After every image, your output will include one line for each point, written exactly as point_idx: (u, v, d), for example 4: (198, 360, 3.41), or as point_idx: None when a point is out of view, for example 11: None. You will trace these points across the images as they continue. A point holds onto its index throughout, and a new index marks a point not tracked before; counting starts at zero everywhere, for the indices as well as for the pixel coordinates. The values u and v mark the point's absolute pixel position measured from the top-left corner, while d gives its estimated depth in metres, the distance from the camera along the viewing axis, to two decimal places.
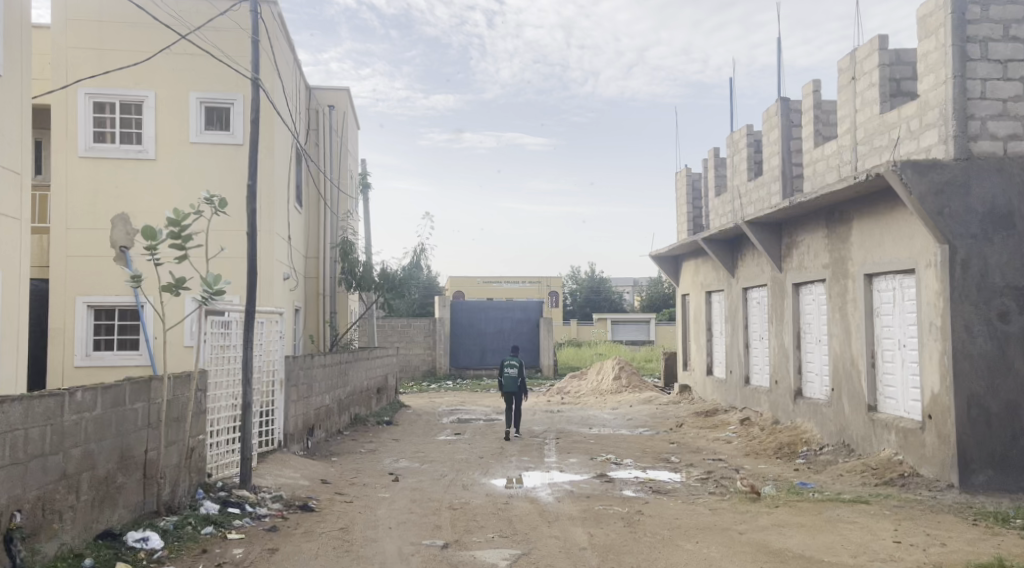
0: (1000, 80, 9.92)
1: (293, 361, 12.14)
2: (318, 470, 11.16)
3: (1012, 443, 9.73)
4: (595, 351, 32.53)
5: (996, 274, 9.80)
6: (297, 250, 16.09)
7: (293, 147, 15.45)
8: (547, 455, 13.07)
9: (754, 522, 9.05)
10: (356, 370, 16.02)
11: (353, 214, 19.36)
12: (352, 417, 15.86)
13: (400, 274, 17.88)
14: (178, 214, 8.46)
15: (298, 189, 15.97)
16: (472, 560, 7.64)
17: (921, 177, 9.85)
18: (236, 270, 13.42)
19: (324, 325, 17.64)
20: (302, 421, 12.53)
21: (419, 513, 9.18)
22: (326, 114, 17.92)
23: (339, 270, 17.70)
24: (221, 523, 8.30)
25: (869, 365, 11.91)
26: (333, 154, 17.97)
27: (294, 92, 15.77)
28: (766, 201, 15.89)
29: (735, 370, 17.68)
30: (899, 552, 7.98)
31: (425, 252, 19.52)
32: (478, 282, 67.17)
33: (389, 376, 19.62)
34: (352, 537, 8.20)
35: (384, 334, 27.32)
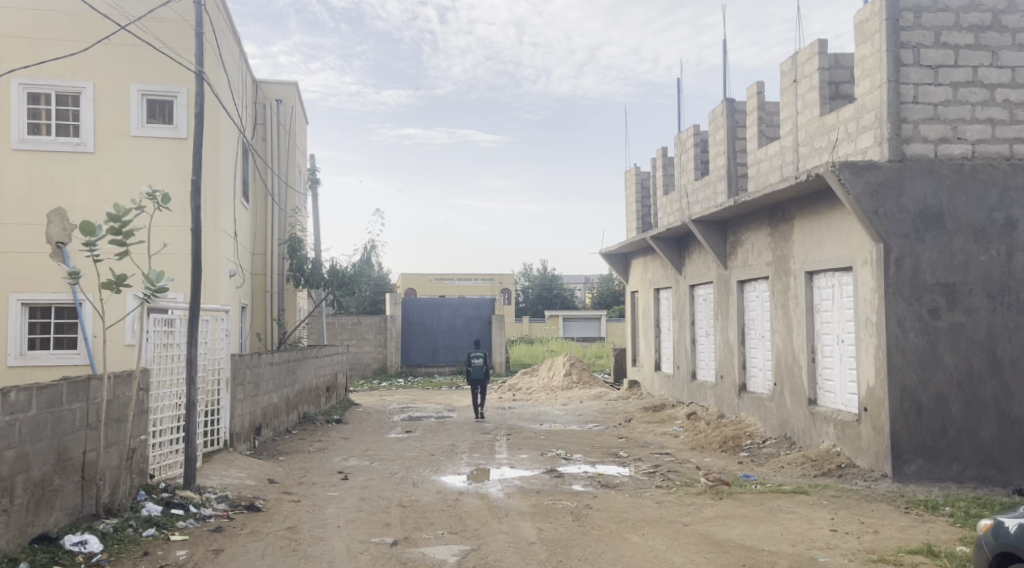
0: (931, 85, 10.26)
1: (240, 359, 12.12)
2: (265, 470, 11.21)
3: (942, 434, 10.09)
4: (548, 350, 32.45)
5: (927, 272, 10.17)
6: (243, 246, 16.03)
7: (239, 142, 15.43)
8: (498, 452, 13.22)
9: (699, 514, 9.30)
10: (304, 369, 16.03)
11: (301, 211, 19.30)
12: (300, 416, 15.85)
13: (351, 270, 17.93)
14: (118, 210, 8.47)
15: (243, 185, 15.93)
16: (422, 557, 7.75)
17: (858, 178, 10.20)
18: (180, 267, 13.36)
19: (272, 322, 17.63)
20: (248, 420, 12.51)
21: (368, 512, 9.27)
22: (273, 109, 17.91)
23: (287, 266, 17.66)
24: (163, 525, 8.33)
25: (809, 360, 12.27)
26: (280, 148, 17.96)
27: (240, 86, 15.73)
28: (711, 200, 16.24)
29: (682, 366, 18.00)
30: (835, 540, 8.30)
31: (375, 249, 19.55)
32: (430, 280, 67.23)
33: (339, 373, 19.63)
34: (299, 537, 8.28)
35: (334, 332, 27.20)
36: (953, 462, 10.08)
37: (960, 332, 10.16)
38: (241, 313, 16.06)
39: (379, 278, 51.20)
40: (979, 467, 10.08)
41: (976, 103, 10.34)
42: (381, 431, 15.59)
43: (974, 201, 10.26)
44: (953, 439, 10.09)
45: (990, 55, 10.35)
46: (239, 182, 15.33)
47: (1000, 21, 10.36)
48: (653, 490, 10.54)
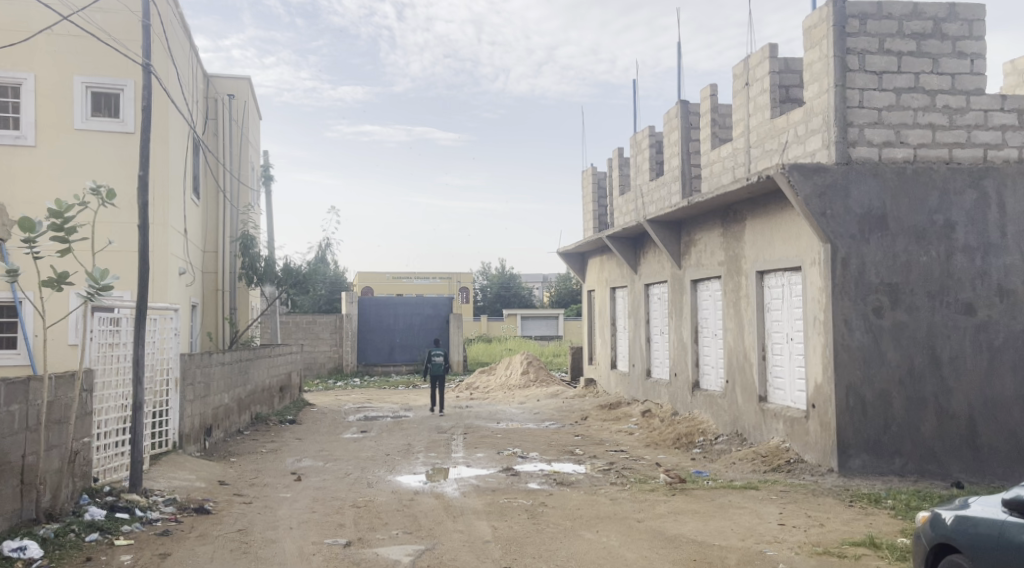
0: (876, 90, 10.53)
1: (190, 359, 12.07)
2: (216, 472, 11.19)
3: (886, 430, 10.39)
4: (506, 347, 32.64)
5: (872, 272, 10.47)
6: (193, 243, 15.92)
7: (189, 137, 15.32)
8: (454, 451, 13.32)
9: (651, 510, 9.48)
10: (257, 369, 15.97)
11: (255, 208, 19.20)
12: (252, 417, 15.80)
13: (305, 269, 17.92)
14: (59, 206, 8.39)
15: (194, 180, 15.82)
16: (375, 558, 7.82)
17: (806, 180, 10.45)
18: (125, 264, 13.26)
19: (223, 322, 17.54)
20: (198, 420, 12.47)
21: (321, 513, 9.33)
22: (225, 104, 17.81)
23: (240, 264, 17.57)
24: (108, 529, 8.27)
25: (760, 358, 12.53)
26: (232, 144, 17.87)
27: (190, 80, 15.61)
28: (665, 201, 16.48)
29: (637, 364, 18.24)
30: (783, 534, 8.52)
31: (330, 247, 19.53)
32: (387, 279, 67.00)
33: (293, 373, 19.56)
34: (250, 539, 8.31)
35: (289, 330, 27.05)
36: (895, 456, 10.38)
37: (903, 330, 10.46)
38: (191, 311, 15.95)
39: (334, 278, 50.97)
40: (920, 462, 10.39)
41: (917, 109, 10.61)
42: (336, 432, 15.57)
43: (916, 204, 10.57)
44: (896, 435, 10.39)
45: (931, 63, 10.60)
46: (189, 178, 15.23)
47: (941, 29, 10.59)
48: (609, 487, 10.71)
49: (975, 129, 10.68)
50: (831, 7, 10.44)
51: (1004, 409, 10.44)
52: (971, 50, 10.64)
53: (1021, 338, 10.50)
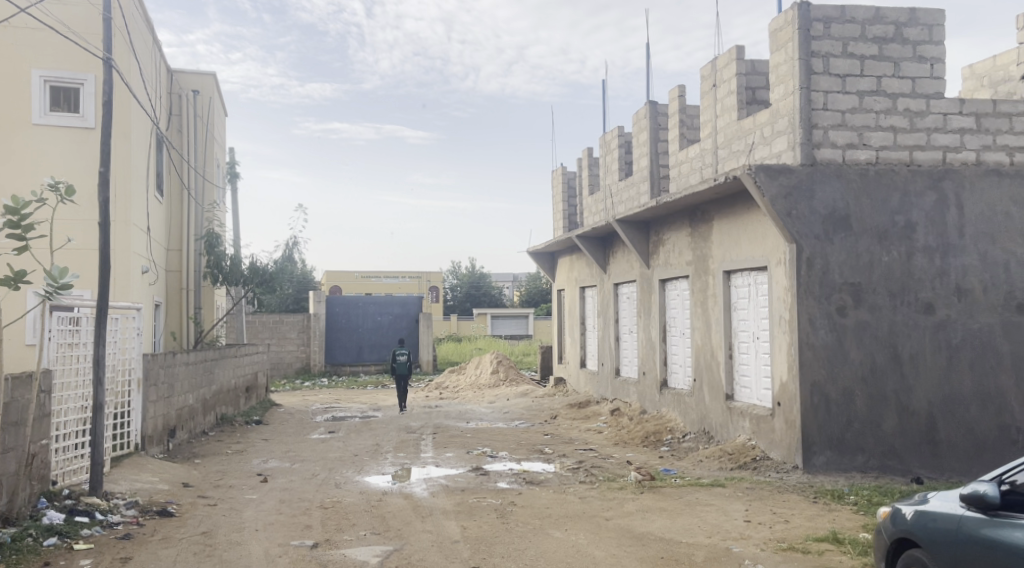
0: (839, 93, 10.69)
1: (153, 360, 11.98)
2: (179, 474, 11.13)
3: (849, 427, 10.55)
4: (476, 347, 32.67)
5: (835, 272, 10.63)
6: (156, 241, 15.79)
7: (153, 133, 15.22)
8: (422, 451, 13.34)
9: (620, 509, 9.57)
10: (222, 369, 15.88)
11: (219, 205, 19.08)
12: (217, 418, 15.71)
13: (272, 268, 17.85)
14: (17, 202, 8.29)
15: (157, 177, 15.71)
16: (342, 559, 7.84)
17: (772, 180, 10.59)
18: (86, 262, 13.15)
19: (187, 322, 17.43)
20: (161, 422, 12.38)
21: (289, 514, 9.34)
22: (189, 100, 17.71)
23: (204, 263, 17.46)
24: (67, 533, 8.21)
25: (727, 357, 12.67)
26: (196, 140, 17.76)
27: (153, 74, 15.50)
28: (634, 201, 16.60)
29: (606, 363, 18.35)
30: (748, 531, 8.64)
31: (297, 245, 19.47)
32: (356, 278, 66.70)
33: (259, 374, 19.46)
34: (215, 542, 8.30)
35: (255, 330, 26.85)
36: (858, 452, 10.55)
37: (865, 329, 10.63)
38: (154, 311, 15.82)
39: (302, 277, 50.71)
40: (882, 458, 10.57)
41: (879, 112, 10.77)
42: (303, 432, 15.51)
43: (878, 205, 10.74)
44: (858, 432, 10.56)
45: (892, 66, 10.77)
46: (151, 174, 15.12)
47: (902, 34, 10.78)
48: (577, 485, 10.79)
49: (934, 132, 10.86)
50: (796, 10, 10.58)
51: (961, 405, 10.68)
52: (931, 54, 10.82)
53: (978, 336, 10.74)
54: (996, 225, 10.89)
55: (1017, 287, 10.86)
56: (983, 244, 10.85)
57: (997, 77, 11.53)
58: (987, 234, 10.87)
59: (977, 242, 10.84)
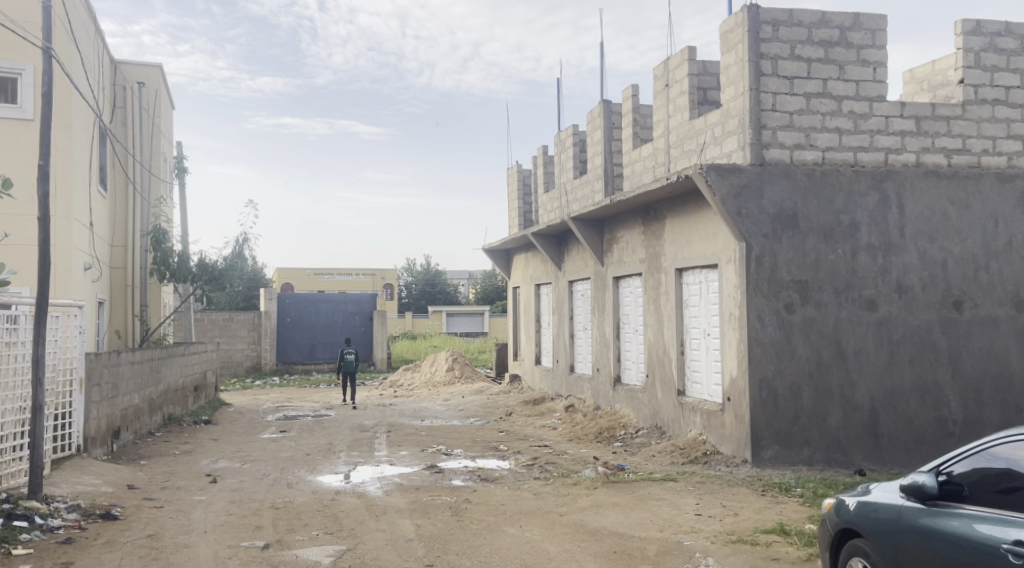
0: (787, 94, 10.91)
1: (96, 359, 11.84)
2: (124, 476, 11.02)
3: (796, 421, 10.79)
4: (431, 345, 32.64)
5: (783, 269, 10.86)
6: (99, 237, 15.58)
7: (96, 125, 15.04)
8: (376, 449, 13.35)
9: (574, 504, 9.70)
10: (169, 368, 15.73)
11: (166, 201, 18.86)
12: (165, 418, 15.57)
13: (221, 265, 17.71)
14: None
15: (100, 171, 15.50)
16: (292, 559, 7.86)
17: (722, 180, 10.78)
18: (25, 258, 12.95)
19: (132, 320, 17.27)
20: (105, 423, 12.25)
21: (239, 515, 9.32)
22: (134, 91, 17.50)
23: (149, 260, 17.15)
24: (5, 538, 8.10)
25: (679, 353, 12.88)
26: (142, 133, 17.58)
27: (96, 66, 15.30)
28: (589, 198, 16.75)
29: (561, 360, 18.50)
30: (699, 524, 8.82)
31: (247, 242, 19.33)
32: (308, 275, 66.25)
33: (208, 372, 19.30)
34: (161, 545, 8.26)
35: (204, 328, 26.57)
36: (804, 446, 10.79)
37: (811, 326, 10.88)
38: (97, 309, 15.60)
39: (253, 274, 50.30)
40: (827, 451, 10.83)
41: (825, 114, 11.01)
42: (253, 432, 15.44)
43: (824, 204, 11.00)
44: (805, 425, 10.80)
45: (837, 69, 11.01)
46: (94, 168, 14.94)
47: (847, 37, 11.02)
48: (532, 482, 10.89)
49: (878, 134, 11.12)
50: (746, 13, 10.79)
51: (902, 399, 10.98)
52: (874, 58, 11.09)
53: (917, 332, 11.06)
54: (934, 224, 11.21)
55: (954, 284, 11.21)
56: (922, 243, 11.17)
57: (936, 81, 11.84)
58: (926, 234, 11.19)
59: (917, 241, 11.16)
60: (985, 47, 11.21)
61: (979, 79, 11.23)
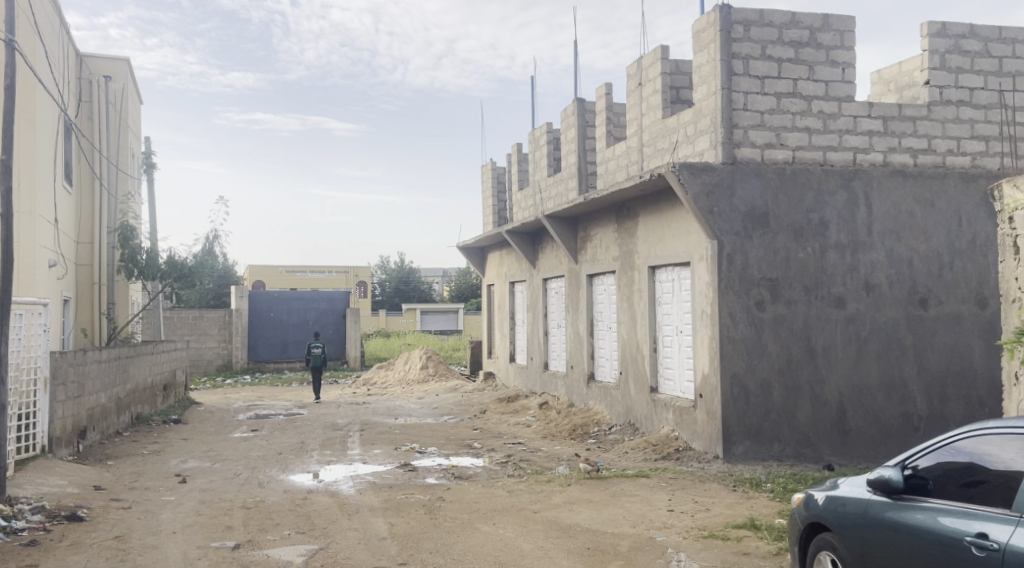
0: (758, 94, 11.01)
1: (61, 358, 11.73)
2: (90, 476, 10.93)
3: (766, 417, 10.91)
4: (405, 343, 32.57)
5: (754, 267, 10.97)
6: (65, 234, 15.43)
7: (61, 120, 14.89)
8: (349, 448, 13.34)
9: (547, 501, 9.75)
10: (137, 367, 15.61)
11: (133, 197, 18.69)
12: (132, 418, 15.45)
13: (191, 262, 17.60)
14: None
15: (65, 167, 15.35)
16: (263, 559, 7.85)
17: (695, 178, 10.87)
18: None
19: (99, 318, 17.07)
20: (71, 423, 12.15)
21: (209, 515, 9.29)
22: (100, 85, 17.32)
23: (117, 257, 17.02)
24: None
25: (651, 350, 12.98)
26: (108, 128, 17.42)
27: (61, 60, 15.14)
28: (563, 196, 16.81)
29: (535, 358, 18.56)
30: (671, 519, 8.90)
31: (217, 239, 19.23)
32: (280, 273, 65.89)
33: (177, 371, 19.19)
34: (129, 546, 8.21)
35: (173, 326, 26.36)
36: (774, 442, 10.92)
37: (782, 322, 11.00)
38: (63, 307, 15.45)
39: (223, 272, 49.95)
40: (797, 446, 10.96)
41: (795, 113, 11.13)
42: (224, 431, 15.37)
43: (794, 203, 11.12)
44: (775, 421, 10.92)
45: (807, 69, 11.13)
46: (59, 163, 14.79)
47: (817, 38, 11.14)
48: (505, 479, 10.93)
49: (846, 133, 11.26)
50: (717, 13, 10.87)
51: (869, 395, 11.14)
52: (843, 59, 11.23)
53: (884, 328, 11.22)
54: (901, 222, 11.37)
55: (919, 282, 11.38)
56: (889, 241, 11.33)
57: (903, 82, 12.00)
58: (892, 232, 11.35)
59: (884, 239, 11.31)
60: (950, 48, 11.34)
61: (944, 80, 11.37)
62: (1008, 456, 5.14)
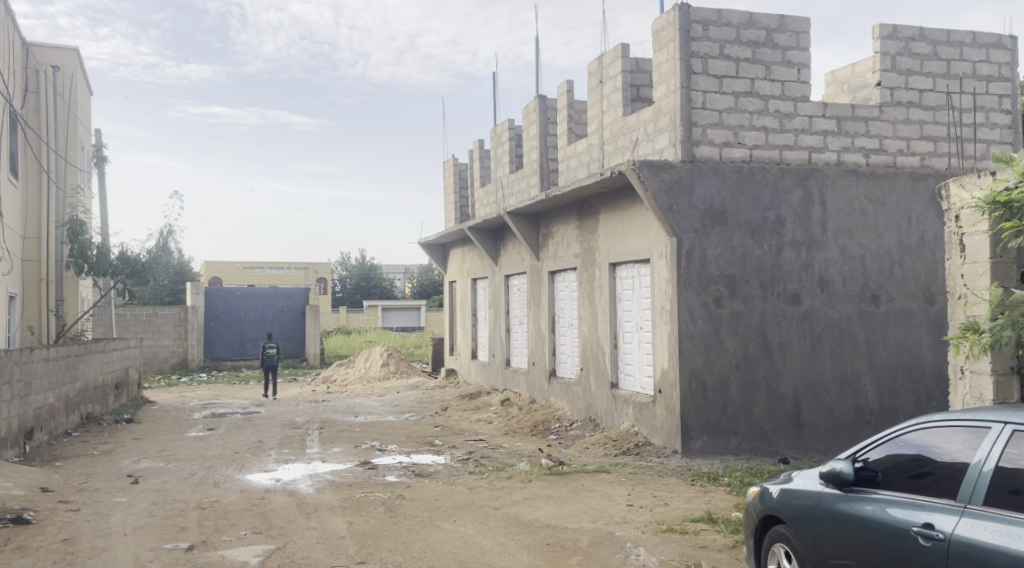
0: (716, 93, 11.14)
1: (6, 356, 11.56)
2: (39, 478, 10.77)
3: (724, 412, 11.06)
4: (366, 340, 32.43)
5: (712, 264, 11.10)
6: (10, 227, 15.18)
7: (7, 111, 14.65)
8: (307, 447, 13.28)
9: (508, 498, 9.80)
10: (87, 366, 15.41)
11: (82, 191, 18.42)
12: (83, 417, 15.24)
13: (144, 258, 17.39)
14: None
15: (10, 159, 15.11)
16: (219, 560, 7.81)
17: (655, 175, 10.97)
18: None
19: (46, 314, 16.70)
20: (17, 423, 11.97)
21: (162, 516, 9.22)
22: (48, 75, 17.05)
23: (65, 252, 16.77)
24: None
25: (612, 346, 13.08)
26: (56, 119, 17.14)
27: (7, 49, 14.89)
28: (524, 193, 16.86)
29: (497, 354, 18.61)
30: (630, 514, 9.00)
31: (170, 234, 19.03)
32: (238, 269, 65.23)
33: (129, 370, 18.94)
34: (78, 549, 8.11)
35: (125, 323, 26.00)
36: (731, 436, 11.07)
37: (738, 319, 11.15)
38: (8, 303, 15.19)
39: (178, 268, 49.29)
40: (753, 440, 11.13)
41: (752, 113, 11.26)
42: (179, 430, 15.22)
43: (751, 200, 11.27)
44: (732, 416, 11.07)
45: (764, 69, 11.28)
46: (4, 155, 14.55)
47: (773, 39, 11.29)
48: (466, 476, 10.96)
49: (801, 133, 11.43)
50: (676, 11, 10.96)
51: (823, 390, 11.34)
52: (798, 59, 11.40)
53: (838, 325, 11.42)
54: (854, 221, 11.58)
55: (871, 279, 11.60)
56: (843, 239, 11.53)
57: (856, 83, 12.20)
58: (846, 230, 11.55)
59: (837, 237, 11.51)
60: (900, 51, 11.53)
61: (895, 82, 11.56)
62: (953, 447, 5.27)
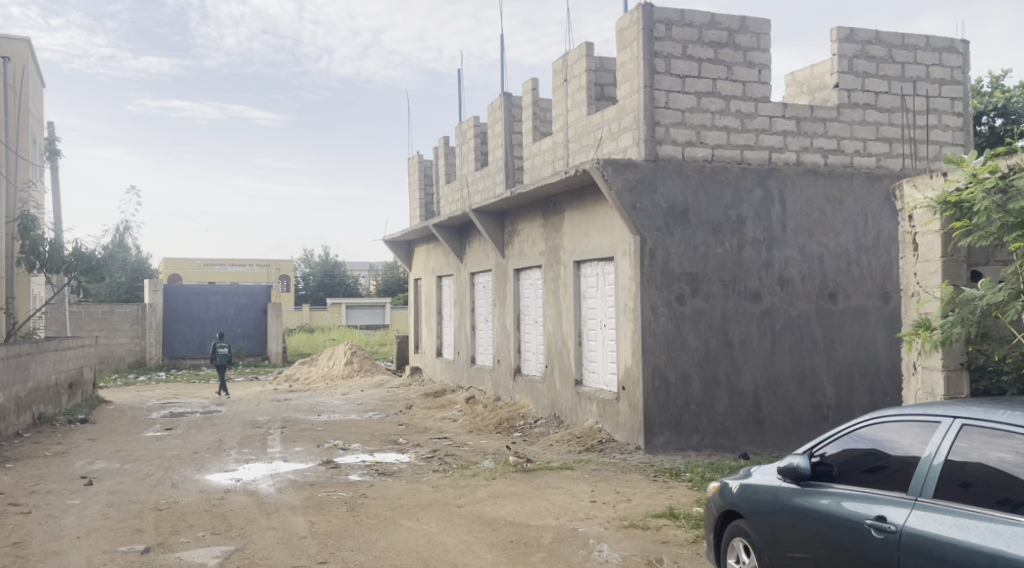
0: (679, 92, 11.24)
1: None
2: None
3: (686, 408, 11.17)
4: (330, 337, 32.27)
5: (674, 262, 11.21)
6: None
7: None
8: (269, 446, 13.21)
9: (472, 495, 9.83)
10: (39, 365, 15.19)
11: (35, 186, 18.14)
12: (35, 418, 15.03)
13: (99, 254, 17.15)
14: None
15: None
16: (176, 561, 7.77)
17: (618, 174, 11.05)
18: None
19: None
20: None
21: (117, 518, 9.15)
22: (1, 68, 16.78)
23: (18, 248, 16.49)
24: None
25: (576, 343, 13.15)
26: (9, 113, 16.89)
27: None
28: (490, 190, 16.88)
29: (462, 352, 18.62)
30: (593, 510, 9.07)
31: (128, 231, 18.81)
32: (199, 266, 64.56)
33: (84, 368, 18.70)
34: (31, 552, 8.03)
35: (80, 321, 25.63)
36: (693, 432, 11.18)
37: (700, 316, 11.26)
38: None
39: (137, 265, 48.65)
40: (714, 436, 11.26)
41: (714, 112, 11.38)
42: (135, 430, 15.06)
43: (713, 199, 11.39)
44: (694, 412, 11.19)
45: (726, 70, 11.40)
46: None
47: (734, 40, 11.41)
48: (430, 474, 10.97)
49: (762, 133, 11.57)
50: (639, 11, 11.04)
51: (782, 386, 11.50)
52: (759, 60, 11.54)
53: (796, 322, 11.59)
54: (812, 219, 11.75)
55: (829, 276, 11.77)
56: (802, 237, 11.70)
57: (814, 85, 12.37)
58: (805, 229, 11.72)
59: (797, 236, 11.68)
60: (857, 53, 11.71)
61: (852, 83, 11.74)
62: (906, 441, 5.39)
